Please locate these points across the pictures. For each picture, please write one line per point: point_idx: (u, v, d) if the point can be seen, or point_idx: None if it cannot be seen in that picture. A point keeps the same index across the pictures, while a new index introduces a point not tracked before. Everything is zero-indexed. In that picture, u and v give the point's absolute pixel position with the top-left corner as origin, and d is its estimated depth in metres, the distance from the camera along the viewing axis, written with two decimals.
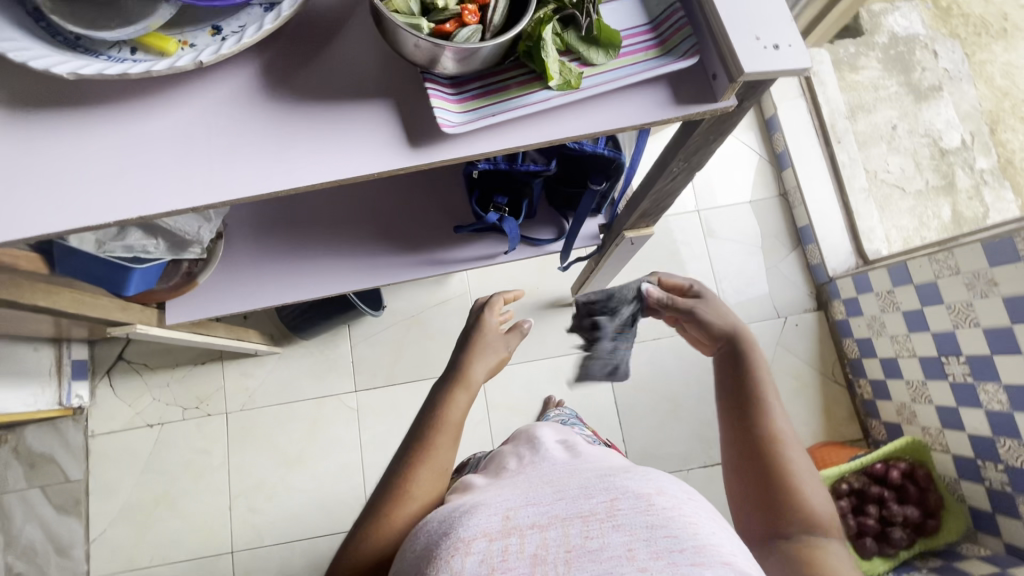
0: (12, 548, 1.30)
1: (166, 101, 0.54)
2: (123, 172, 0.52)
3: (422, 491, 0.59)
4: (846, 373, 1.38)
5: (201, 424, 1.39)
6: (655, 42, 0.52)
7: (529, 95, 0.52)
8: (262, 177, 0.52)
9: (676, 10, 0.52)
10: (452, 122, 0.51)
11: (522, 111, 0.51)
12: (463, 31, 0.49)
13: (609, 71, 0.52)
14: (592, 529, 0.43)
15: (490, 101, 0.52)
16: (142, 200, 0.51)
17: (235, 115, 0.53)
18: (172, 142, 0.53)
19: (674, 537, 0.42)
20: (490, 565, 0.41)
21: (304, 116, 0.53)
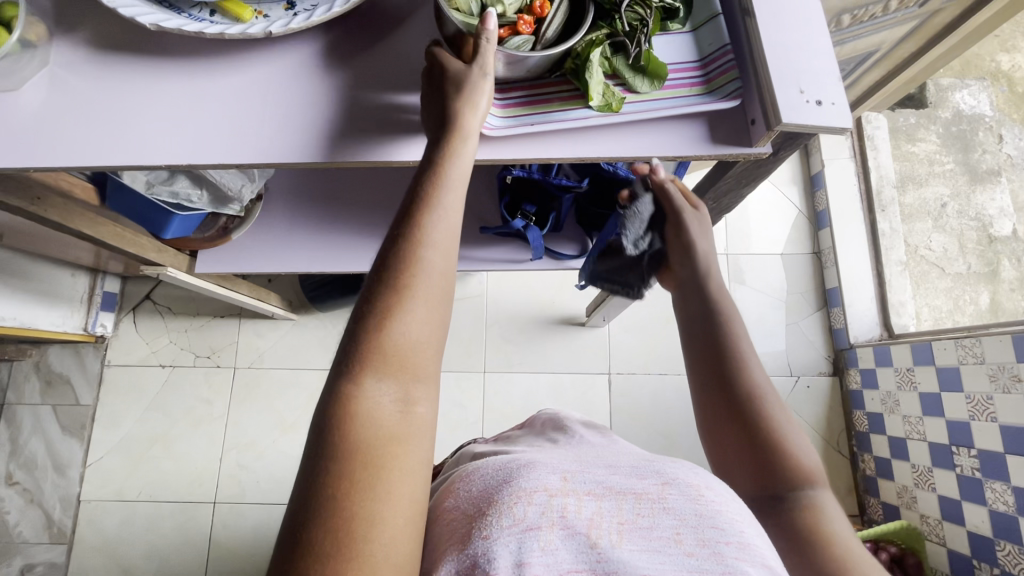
0: (16, 458, 1.37)
1: (233, 63, 0.57)
2: (182, 120, 0.56)
3: (435, 264, 0.46)
4: (851, 445, 1.35)
5: (210, 374, 1.44)
6: (701, 79, 0.54)
7: (570, 111, 0.53)
8: (308, 147, 0.55)
9: (727, 52, 0.54)
10: (493, 124, 0.54)
11: (561, 124, 0.53)
12: (515, 39, 0.52)
13: (650, 100, 0.54)
14: (644, 509, 0.42)
15: (533, 110, 0.54)
16: (194, 149, 0.55)
17: (291, 85, 0.57)
18: (230, 101, 0.56)
19: (720, 530, 0.40)
20: (551, 519, 0.41)
21: (356, 96, 0.56)
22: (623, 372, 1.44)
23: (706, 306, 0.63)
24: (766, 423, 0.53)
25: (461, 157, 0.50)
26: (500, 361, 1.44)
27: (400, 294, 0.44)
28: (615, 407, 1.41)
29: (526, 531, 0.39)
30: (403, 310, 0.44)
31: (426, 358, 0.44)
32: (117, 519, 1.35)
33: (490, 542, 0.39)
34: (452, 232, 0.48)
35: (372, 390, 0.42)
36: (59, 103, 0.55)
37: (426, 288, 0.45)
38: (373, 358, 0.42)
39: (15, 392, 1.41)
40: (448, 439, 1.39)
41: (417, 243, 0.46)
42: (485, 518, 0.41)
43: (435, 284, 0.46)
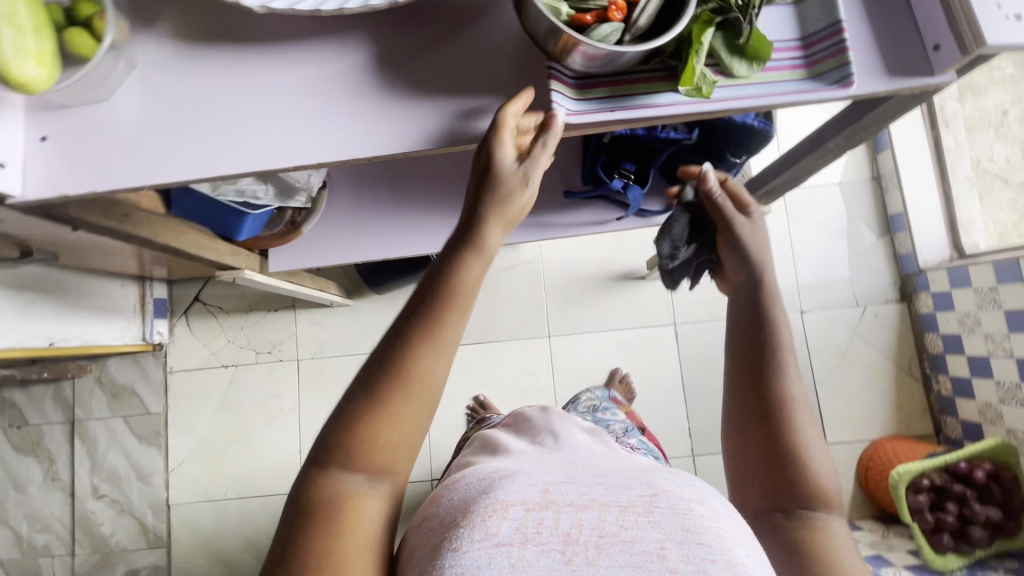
0: (97, 471, 1.38)
1: (340, 40, 0.49)
2: (299, 112, 0.49)
3: (426, 375, 0.42)
4: (924, 368, 1.36)
5: (274, 368, 1.43)
6: (802, 62, 0.48)
7: (658, 97, 0.47)
8: (447, 129, 0.48)
9: (840, 30, 0.46)
10: (568, 109, 0.46)
11: (647, 114, 0.46)
12: (604, 27, 0.43)
13: (749, 84, 0.47)
14: (628, 521, 0.41)
15: (613, 100, 0.47)
16: (320, 145, 0.48)
17: (408, 54, 0.49)
18: (347, 85, 0.49)
19: (707, 546, 0.39)
20: (525, 535, 0.40)
21: (492, 62, 0.49)
22: (689, 321, 1.42)
23: (749, 296, 0.56)
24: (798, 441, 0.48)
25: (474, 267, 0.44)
26: (564, 325, 1.42)
27: (391, 387, 0.41)
28: (683, 356, 1.41)
29: (496, 547, 0.39)
30: (393, 410, 0.40)
31: (404, 459, 0.41)
32: (209, 518, 1.37)
33: (459, 554, 0.39)
34: (454, 341, 0.43)
35: (352, 481, 0.40)
36: (161, 111, 0.50)
37: (415, 390, 0.41)
38: (352, 450, 0.40)
39: (83, 407, 1.41)
40: (522, 406, 1.39)
41: (408, 349, 0.41)
42: (456, 531, 0.41)
43: (428, 391, 0.42)
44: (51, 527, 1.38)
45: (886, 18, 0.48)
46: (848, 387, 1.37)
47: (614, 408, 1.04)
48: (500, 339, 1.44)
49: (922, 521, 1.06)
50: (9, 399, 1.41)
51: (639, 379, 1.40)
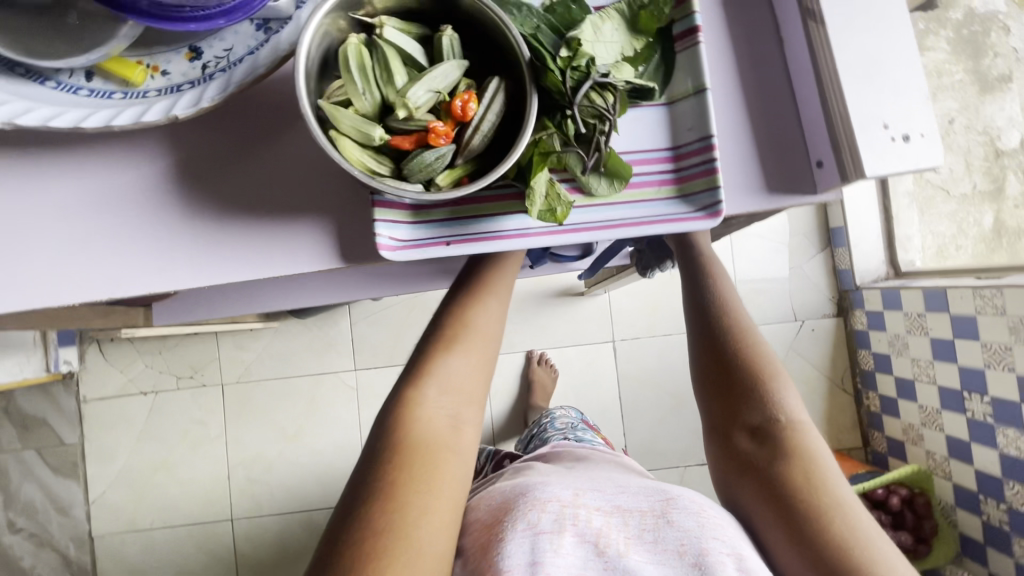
0: (12, 505, 1.32)
1: (133, 143, 0.41)
2: (86, 235, 0.41)
3: (485, 326, 0.47)
4: (855, 382, 1.38)
5: (197, 394, 1.36)
6: (672, 177, 0.41)
7: (505, 220, 0.40)
8: (263, 258, 0.41)
9: (710, 148, 0.40)
10: (399, 240, 0.39)
11: (490, 242, 0.40)
12: (424, 155, 0.36)
13: (610, 204, 0.41)
14: (649, 524, 0.47)
15: (451, 225, 0.40)
16: (115, 277, 0.41)
17: (211, 165, 0.41)
18: (146, 201, 0.41)
19: (723, 541, 0.45)
20: (562, 524, 0.46)
21: (316, 176, 0.41)
22: (628, 338, 1.39)
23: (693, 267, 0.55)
24: (768, 388, 0.48)
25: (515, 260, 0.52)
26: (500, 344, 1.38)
27: (450, 337, 0.46)
28: (621, 374, 1.39)
29: (540, 535, 0.45)
30: (456, 356, 0.45)
31: (473, 391, 0.45)
32: (136, 548, 1.33)
33: (506, 543, 0.45)
34: (504, 298, 0.49)
35: (431, 400, 0.43)
36: None
37: (476, 336, 0.46)
38: (433, 372, 0.44)
39: None
40: None
41: (474, 304, 0.47)
42: (501, 526, 0.46)
43: (485, 337, 0.47)
44: None
45: (769, 123, 0.42)
46: None
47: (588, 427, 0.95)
48: None
49: None
50: None
51: (576, 397, 1.38)
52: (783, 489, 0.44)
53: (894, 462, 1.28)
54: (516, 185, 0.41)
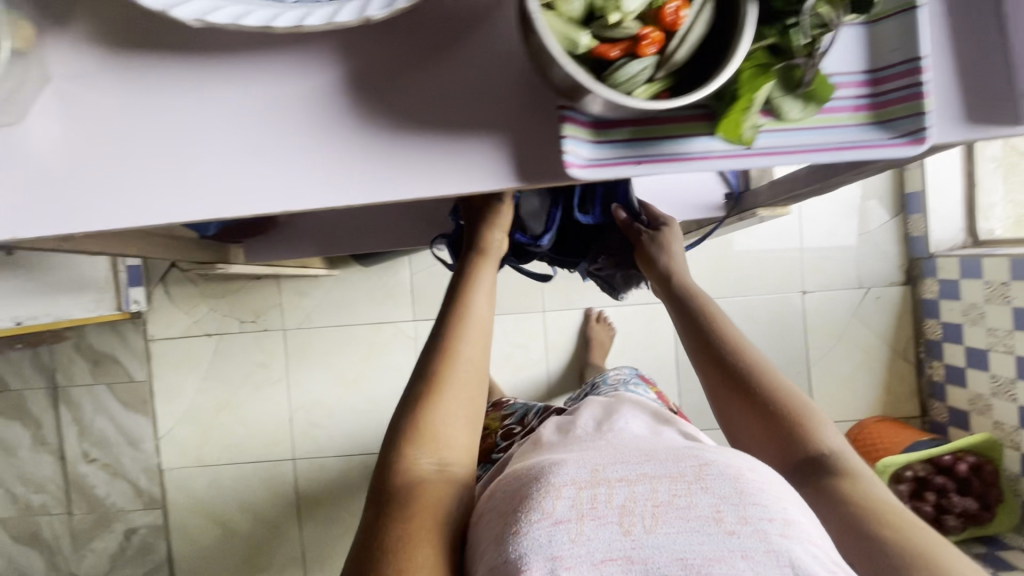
0: (86, 436, 1.38)
1: (305, 51, 0.40)
2: (258, 145, 0.40)
3: (469, 359, 0.49)
4: (918, 352, 1.36)
5: (259, 338, 1.38)
6: (867, 102, 0.39)
7: (689, 142, 0.39)
8: (439, 176, 0.40)
9: (918, 70, 0.37)
10: (582, 158, 0.38)
11: (674, 165, 0.39)
12: (631, 65, 0.34)
13: (800, 128, 0.39)
14: (680, 490, 0.42)
15: (634, 145, 0.39)
16: (285, 189, 0.40)
17: (386, 76, 0.40)
18: (318, 112, 0.40)
19: (763, 506, 0.40)
20: (581, 512, 0.41)
21: (497, 90, 0.39)
22: None
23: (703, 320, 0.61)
24: (802, 424, 0.52)
25: (483, 283, 0.53)
26: (559, 300, 1.38)
27: (434, 387, 0.47)
28: None
29: (557, 524, 0.40)
30: (439, 403, 0.47)
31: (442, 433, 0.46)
32: (204, 482, 1.39)
33: (522, 538, 0.40)
34: (483, 324, 0.51)
35: (421, 457, 0.45)
36: (82, 135, 0.40)
37: (460, 378, 0.48)
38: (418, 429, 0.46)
39: (65, 374, 1.37)
40: (514, 379, 1.38)
41: (453, 340, 0.49)
42: (515, 518, 0.41)
43: (470, 374, 0.48)
44: (44, 488, 1.39)
45: (974, 47, 0.40)
46: (841, 367, 1.37)
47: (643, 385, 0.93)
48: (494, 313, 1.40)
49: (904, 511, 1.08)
50: None
51: (633, 356, 1.38)
52: (846, 515, 0.45)
53: (954, 431, 1.28)
54: (704, 106, 0.39)
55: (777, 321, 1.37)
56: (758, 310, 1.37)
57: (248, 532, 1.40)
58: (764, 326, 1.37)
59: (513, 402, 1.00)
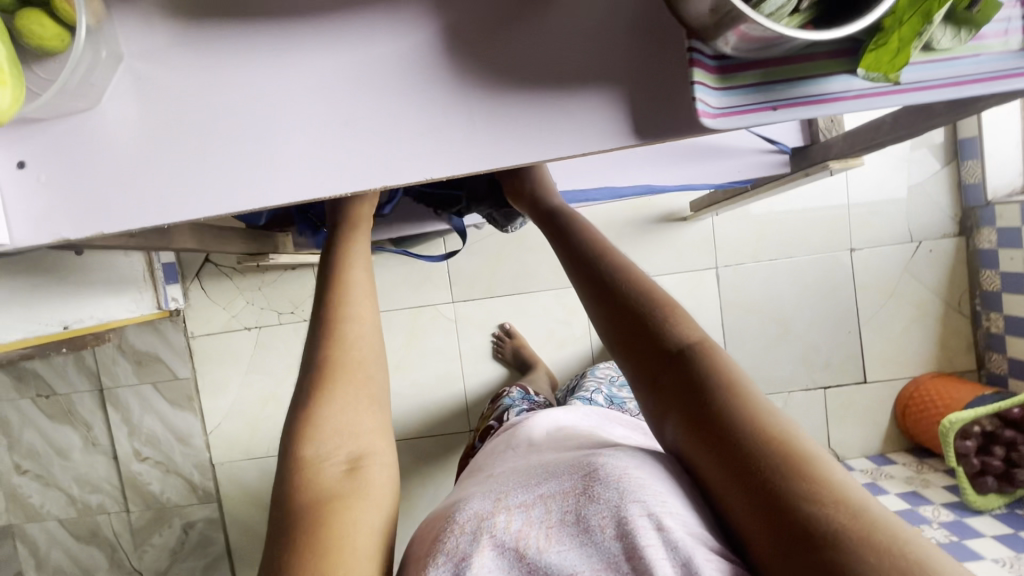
0: (136, 436, 1.39)
1: (396, 9, 0.36)
2: (350, 117, 0.37)
3: (362, 346, 0.45)
4: (974, 304, 1.32)
5: (299, 329, 1.37)
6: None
7: (826, 82, 0.35)
8: (550, 138, 0.37)
9: None
10: (712, 107, 0.34)
11: (812, 110, 0.35)
12: None
13: (949, 60, 0.35)
14: (570, 505, 0.44)
15: (767, 88, 0.35)
16: (383, 163, 0.37)
17: (488, 32, 0.36)
18: (413, 75, 0.37)
19: (642, 502, 0.40)
20: (481, 542, 0.42)
21: (609, 38, 0.36)
22: (731, 265, 1.34)
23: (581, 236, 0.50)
24: (663, 312, 0.42)
25: (359, 267, 0.50)
26: None
27: (328, 380, 0.43)
28: (724, 301, 1.35)
29: (463, 560, 0.41)
30: (336, 402, 0.42)
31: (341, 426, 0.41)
32: (255, 475, 1.40)
33: None
34: (368, 308, 0.47)
35: (319, 454, 0.40)
36: (161, 119, 0.37)
37: (350, 365, 0.44)
38: (315, 428, 0.41)
39: (110, 375, 1.38)
40: (558, 356, 1.37)
41: (338, 320, 0.45)
42: (426, 558, 0.43)
43: (368, 358, 0.45)
44: (100, 488, 1.41)
45: None
46: (892, 325, 1.34)
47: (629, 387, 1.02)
48: (533, 290, 1.37)
49: (968, 465, 1.08)
50: (32, 370, 1.38)
51: None
52: (736, 443, 0.35)
53: (1016, 383, 1.25)
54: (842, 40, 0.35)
55: (826, 281, 1.33)
56: (805, 271, 1.33)
57: None
58: (813, 288, 1.33)
59: (510, 394, 0.98)
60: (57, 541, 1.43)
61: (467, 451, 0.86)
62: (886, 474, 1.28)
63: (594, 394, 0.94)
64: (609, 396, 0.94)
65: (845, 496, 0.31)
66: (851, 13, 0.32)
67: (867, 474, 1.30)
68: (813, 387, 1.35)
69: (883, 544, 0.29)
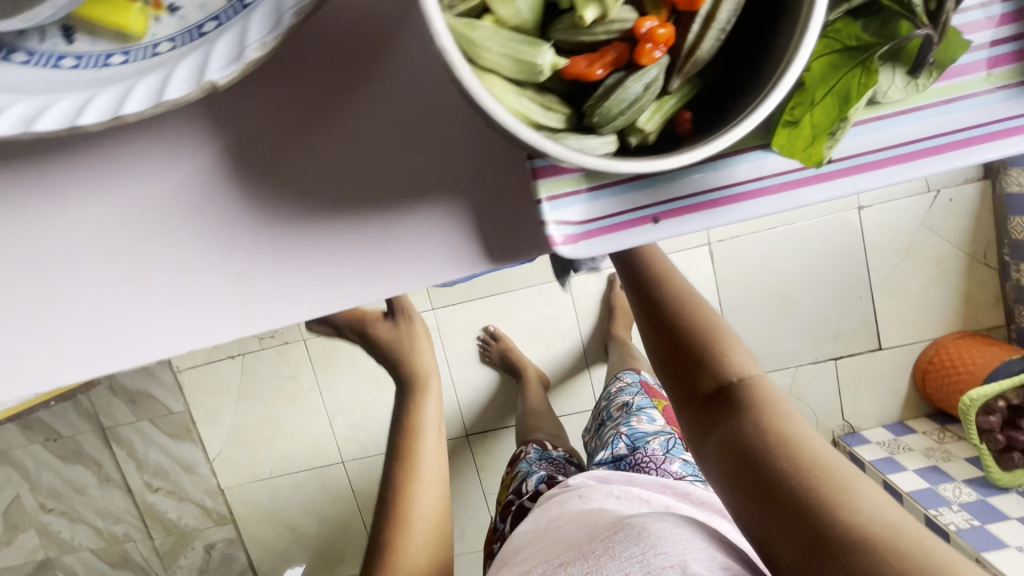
0: (145, 469, 1.42)
1: (166, 131, 0.28)
2: (137, 270, 0.30)
3: (429, 479, 0.58)
4: (1001, 255, 1.19)
5: (281, 352, 1.34)
6: (1018, 50, 0.25)
7: (736, 165, 0.26)
8: (374, 269, 0.29)
9: None
10: (573, 222, 0.26)
11: (717, 211, 0.26)
12: (633, 88, 0.22)
13: (906, 113, 0.25)
14: (593, 565, 0.47)
15: (649, 183, 0.26)
16: (185, 323, 0.30)
17: (291, 162, 0.28)
18: (197, 212, 0.29)
19: (664, 555, 0.44)
20: None
21: (423, 144, 0.27)
22: (724, 239, 1.21)
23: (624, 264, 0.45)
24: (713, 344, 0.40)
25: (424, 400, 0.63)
26: None
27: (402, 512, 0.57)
28: (720, 277, 1.22)
29: None
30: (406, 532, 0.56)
31: (413, 548, 0.55)
32: (263, 495, 1.42)
33: None
34: (430, 441, 0.60)
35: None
36: None
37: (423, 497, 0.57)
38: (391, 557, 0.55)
39: (108, 415, 1.39)
40: (547, 354, 1.31)
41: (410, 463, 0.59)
42: None
43: (434, 487, 0.58)
44: (122, 519, 1.47)
45: None
46: (909, 286, 1.22)
47: (655, 411, 0.81)
48: (513, 288, 1.28)
49: (992, 442, 1.01)
50: (35, 417, 1.40)
51: None
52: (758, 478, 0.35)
53: None
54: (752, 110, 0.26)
55: (833, 246, 1.20)
56: (810, 237, 1.20)
57: (317, 531, 1.44)
58: (818, 255, 1.20)
59: (526, 453, 0.86)
60: (92, 568, 1.51)
61: (492, 536, 0.78)
62: (904, 446, 1.20)
63: (612, 442, 0.78)
64: (628, 436, 0.77)
65: (867, 511, 0.32)
66: (737, 103, 0.22)
67: (884, 446, 1.23)
68: (822, 359, 1.26)
69: (902, 553, 0.31)
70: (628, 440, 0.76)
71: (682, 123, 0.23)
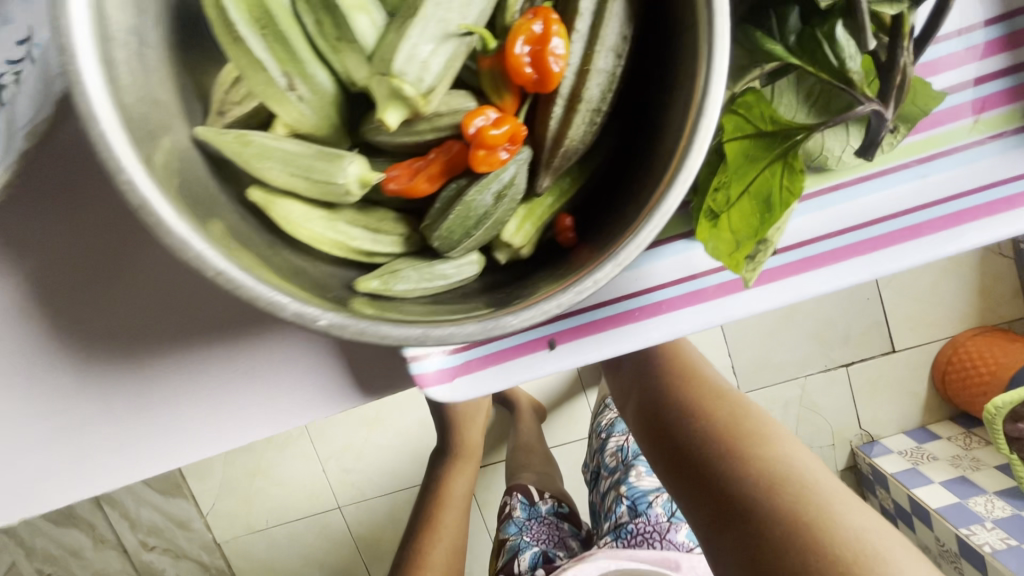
0: (139, 528, 1.38)
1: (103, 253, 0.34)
2: (103, 395, 0.39)
3: (449, 537, 0.69)
4: (1018, 243, 1.10)
5: None
6: (1001, 99, 0.31)
7: (596, 310, 0.34)
8: (245, 403, 0.39)
9: None
10: (438, 370, 0.35)
11: (598, 338, 0.34)
12: (483, 197, 0.27)
13: (873, 190, 0.31)
14: None
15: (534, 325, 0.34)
16: (203, 419, 0.40)
17: (117, 312, 0.38)
18: (187, 328, 0.38)
19: None
20: None
21: (196, 288, 0.37)
22: None
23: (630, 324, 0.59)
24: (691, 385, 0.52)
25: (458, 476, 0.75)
26: None
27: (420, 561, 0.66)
28: None
29: None
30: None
31: None
32: (261, 546, 1.38)
33: None
34: (456, 509, 0.73)
35: None
36: None
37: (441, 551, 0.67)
38: None
39: None
40: None
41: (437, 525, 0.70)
42: None
43: (449, 545, 0.69)
44: None
45: None
46: (919, 282, 1.13)
47: None
48: None
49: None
50: None
51: None
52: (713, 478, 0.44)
53: None
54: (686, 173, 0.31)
55: None
56: None
57: None
58: None
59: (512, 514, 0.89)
60: None
61: None
62: (928, 455, 1.13)
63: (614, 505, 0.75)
64: (629, 497, 0.74)
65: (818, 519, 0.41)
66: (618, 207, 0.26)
67: (907, 455, 1.14)
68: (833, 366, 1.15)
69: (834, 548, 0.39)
70: (631, 506, 0.73)
71: (563, 226, 0.29)
